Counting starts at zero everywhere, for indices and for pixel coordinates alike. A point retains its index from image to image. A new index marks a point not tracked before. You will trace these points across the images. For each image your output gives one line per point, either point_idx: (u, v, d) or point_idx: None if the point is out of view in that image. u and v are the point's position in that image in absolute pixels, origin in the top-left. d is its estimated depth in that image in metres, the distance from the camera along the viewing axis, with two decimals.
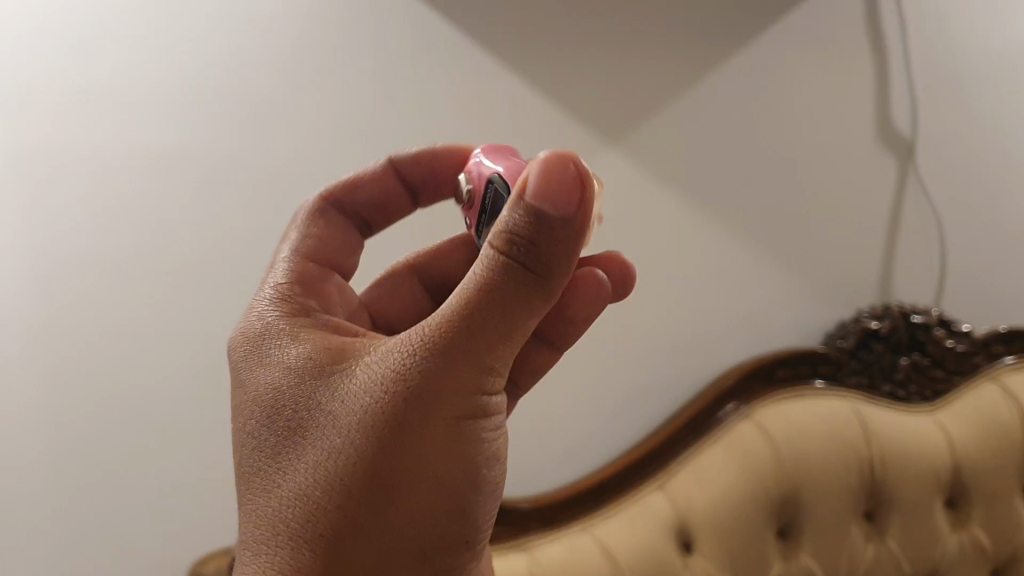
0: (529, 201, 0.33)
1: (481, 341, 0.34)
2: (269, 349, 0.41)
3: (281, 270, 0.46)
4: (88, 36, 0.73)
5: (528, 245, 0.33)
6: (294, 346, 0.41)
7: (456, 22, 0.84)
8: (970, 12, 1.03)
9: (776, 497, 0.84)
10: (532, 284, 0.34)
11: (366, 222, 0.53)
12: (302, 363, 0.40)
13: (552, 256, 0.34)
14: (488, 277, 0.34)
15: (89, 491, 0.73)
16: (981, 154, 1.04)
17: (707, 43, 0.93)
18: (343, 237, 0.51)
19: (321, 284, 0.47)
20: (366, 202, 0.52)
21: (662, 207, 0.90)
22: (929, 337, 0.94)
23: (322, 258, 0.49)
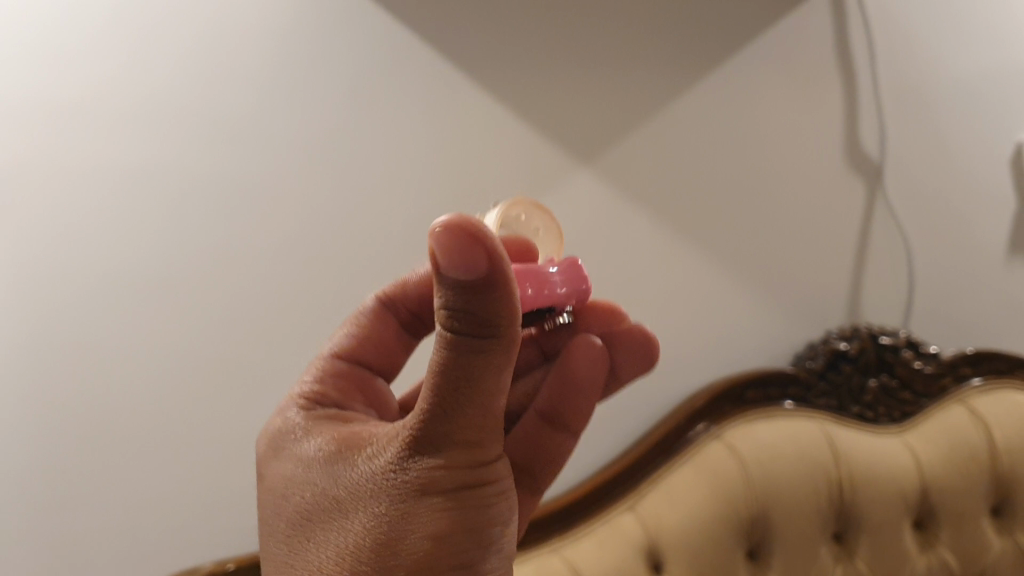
0: (444, 275, 0.30)
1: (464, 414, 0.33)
2: (288, 443, 0.41)
3: (314, 368, 0.46)
4: (61, 50, 0.73)
5: (466, 319, 0.31)
6: (305, 437, 0.41)
7: (427, 46, 0.85)
8: (939, 36, 1.05)
9: (744, 517, 0.84)
10: (486, 350, 0.31)
11: (421, 319, 0.50)
12: (314, 455, 0.39)
13: (496, 322, 0.31)
14: (443, 356, 0.32)
15: (51, 508, 0.72)
16: (952, 177, 1.04)
17: (677, 64, 0.94)
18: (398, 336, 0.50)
19: (353, 386, 0.46)
20: (418, 302, 0.49)
21: (632, 227, 0.91)
22: (897, 358, 0.95)
23: (361, 358, 0.48)
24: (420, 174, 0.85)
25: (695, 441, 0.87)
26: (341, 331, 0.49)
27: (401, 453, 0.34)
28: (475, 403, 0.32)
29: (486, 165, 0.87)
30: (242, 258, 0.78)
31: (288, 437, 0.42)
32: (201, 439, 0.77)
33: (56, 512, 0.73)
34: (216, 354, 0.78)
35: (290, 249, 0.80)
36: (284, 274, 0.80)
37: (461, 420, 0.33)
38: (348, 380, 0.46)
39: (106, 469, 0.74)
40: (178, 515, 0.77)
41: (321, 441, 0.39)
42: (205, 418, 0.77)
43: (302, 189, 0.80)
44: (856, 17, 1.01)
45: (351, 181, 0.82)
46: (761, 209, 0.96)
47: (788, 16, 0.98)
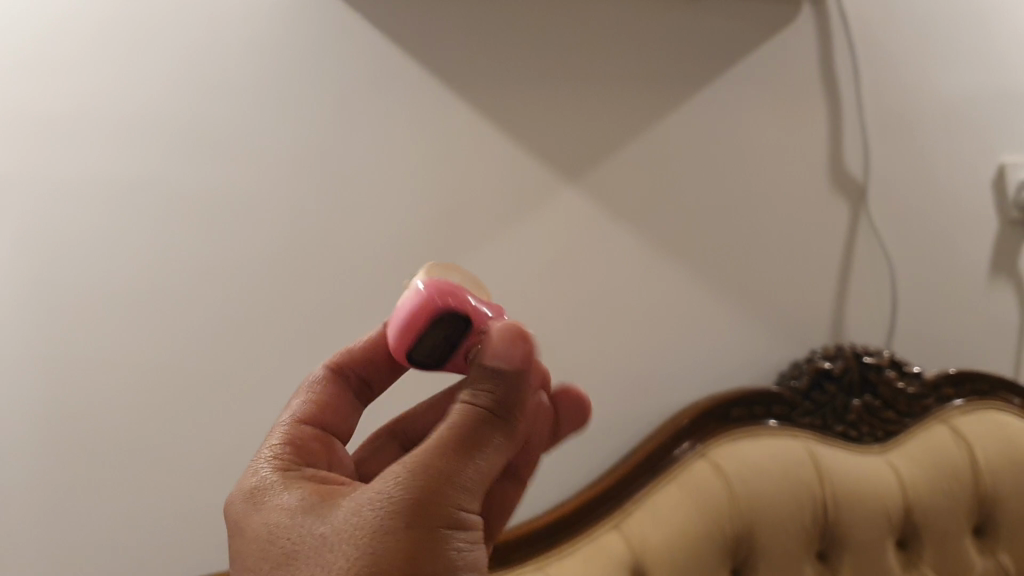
0: (486, 360, 0.37)
1: (461, 467, 0.35)
2: (264, 499, 0.39)
3: (278, 434, 0.45)
4: (51, 65, 0.76)
5: (489, 391, 0.36)
6: (283, 492, 0.39)
7: (415, 67, 0.87)
8: (922, 60, 1.07)
9: (729, 536, 0.83)
10: (496, 419, 0.37)
11: (367, 385, 0.52)
12: (293, 507, 0.37)
13: (511, 401, 0.37)
14: (461, 418, 0.36)
15: (33, 515, 0.73)
16: (934, 198, 1.05)
17: (663, 85, 0.95)
18: (353, 397, 0.51)
19: (316, 450, 0.45)
20: (362, 371, 0.52)
21: (618, 245, 0.91)
22: (881, 378, 0.95)
23: (322, 424, 0.48)
24: (404, 192, 0.85)
25: (679, 459, 0.87)
26: (296, 401, 0.49)
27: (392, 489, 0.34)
28: (474, 464, 0.35)
29: (472, 183, 0.87)
30: (227, 272, 0.79)
31: (264, 494, 0.40)
32: (182, 454, 0.77)
33: (34, 522, 0.73)
34: (199, 368, 0.78)
35: (274, 265, 0.80)
36: (267, 290, 0.80)
37: (457, 471, 0.34)
38: (313, 444, 0.46)
39: (85, 480, 0.74)
40: (155, 530, 0.76)
41: (298, 495, 0.38)
42: (185, 433, 0.77)
43: (287, 206, 0.81)
44: (840, 40, 1.03)
45: (335, 199, 0.83)
46: (745, 228, 0.97)
47: (771, 39, 1.00)
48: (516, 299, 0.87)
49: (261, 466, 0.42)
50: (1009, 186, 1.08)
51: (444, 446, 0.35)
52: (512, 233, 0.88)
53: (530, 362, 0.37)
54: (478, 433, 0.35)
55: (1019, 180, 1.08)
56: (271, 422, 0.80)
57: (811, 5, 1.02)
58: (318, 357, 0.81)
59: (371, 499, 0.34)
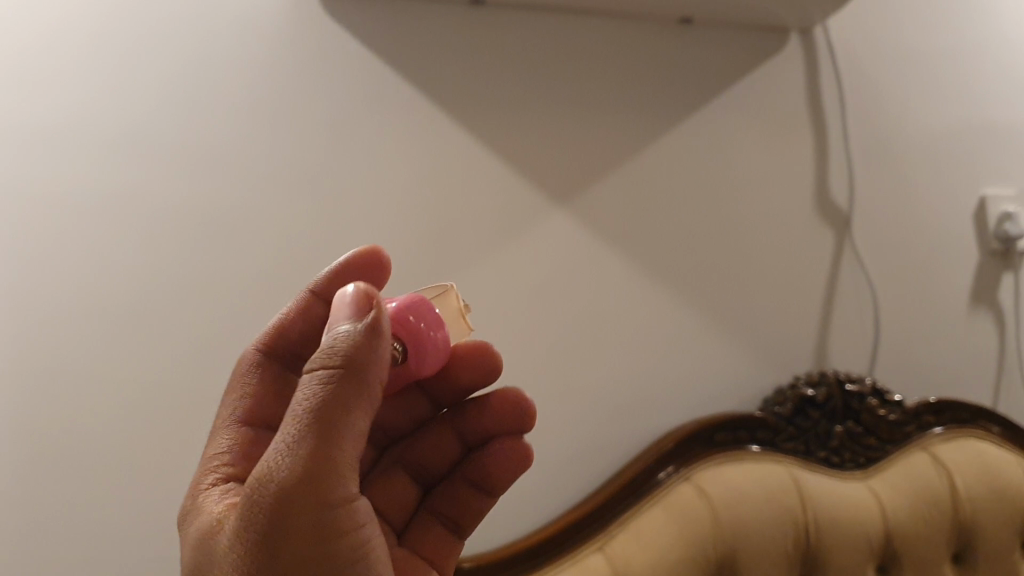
0: (342, 326, 0.37)
1: (326, 436, 0.35)
2: (190, 518, 0.41)
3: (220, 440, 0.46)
4: (46, 79, 0.78)
5: (344, 358, 0.36)
6: (203, 509, 0.41)
7: (409, 90, 0.88)
8: (907, 91, 1.09)
9: (713, 559, 0.84)
10: (355, 385, 0.36)
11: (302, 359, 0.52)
12: (209, 522, 0.39)
13: (369, 363, 0.37)
14: (315, 387, 0.36)
15: (13, 529, 0.73)
16: (917, 228, 1.07)
17: (654, 111, 0.97)
18: (313, 339, 0.52)
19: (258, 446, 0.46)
20: (298, 339, 0.52)
21: (607, 267, 0.92)
22: (863, 405, 0.97)
23: (265, 419, 0.49)
24: (395, 213, 0.86)
25: (664, 483, 0.88)
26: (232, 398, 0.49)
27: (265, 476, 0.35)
28: (337, 437, 0.36)
29: (462, 206, 0.88)
30: (219, 289, 0.80)
31: (189, 513, 0.41)
32: (167, 472, 0.77)
33: (17, 538, 0.73)
34: (186, 385, 0.78)
35: (263, 283, 0.81)
36: (257, 309, 0.81)
37: (326, 444, 0.35)
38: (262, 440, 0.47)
39: (68, 493, 0.74)
40: (135, 551, 0.75)
41: (214, 512, 0.40)
42: (171, 451, 0.77)
43: (278, 226, 0.82)
44: (827, 70, 1.05)
45: (327, 220, 0.84)
46: (731, 255, 0.98)
47: (760, 67, 1.02)
48: (504, 322, 0.87)
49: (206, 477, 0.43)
50: (989, 218, 1.10)
51: (301, 426, 0.35)
52: (500, 256, 0.88)
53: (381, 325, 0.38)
54: (334, 404, 0.36)
55: (1000, 212, 1.10)
56: None
57: (799, 36, 1.05)
58: None
59: (250, 499, 0.35)
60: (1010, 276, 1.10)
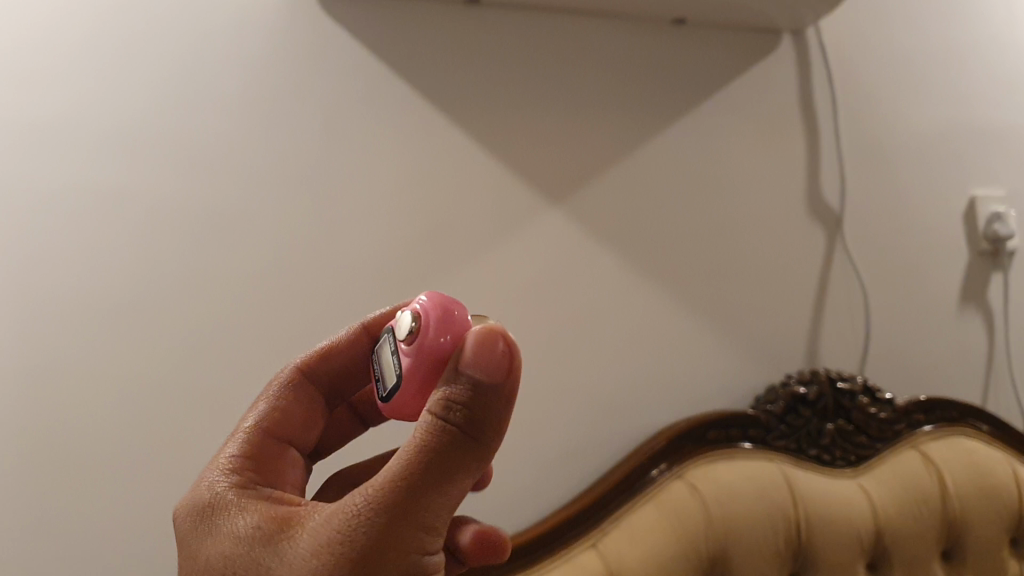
0: (467, 371, 0.35)
1: (424, 495, 0.33)
2: (221, 519, 0.39)
3: (237, 444, 0.44)
4: (42, 75, 0.78)
5: (464, 413, 0.34)
6: (240, 514, 0.38)
7: (403, 88, 0.88)
8: (898, 93, 1.10)
9: (704, 556, 0.84)
10: (468, 446, 0.34)
11: (335, 392, 0.51)
12: (249, 530, 0.37)
13: (487, 422, 0.34)
14: (426, 438, 0.34)
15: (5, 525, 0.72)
16: (907, 228, 1.08)
17: (647, 111, 0.97)
18: (351, 378, 0.51)
19: (274, 462, 0.45)
20: (335, 370, 0.50)
21: (600, 266, 0.93)
22: (854, 404, 0.98)
23: (285, 435, 0.47)
24: (388, 211, 0.86)
25: (657, 480, 0.88)
26: (260, 405, 0.48)
27: (354, 523, 0.33)
28: (438, 497, 0.34)
29: (455, 204, 0.89)
30: (212, 285, 0.80)
31: (220, 512, 0.39)
32: (161, 466, 0.77)
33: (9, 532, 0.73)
34: (180, 380, 0.78)
35: (257, 280, 0.81)
36: (251, 306, 0.81)
37: (423, 502, 0.33)
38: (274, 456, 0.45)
39: (61, 490, 0.74)
40: (129, 545, 0.76)
41: (252, 519, 0.37)
42: (164, 445, 0.78)
43: (273, 221, 0.83)
44: (819, 71, 1.06)
45: (321, 217, 0.84)
46: (723, 253, 0.99)
47: (752, 68, 1.03)
48: (498, 319, 0.88)
49: (219, 476, 0.42)
50: (979, 218, 1.11)
51: (405, 476, 0.33)
52: (494, 253, 0.89)
53: (509, 376, 0.35)
54: (447, 461, 0.34)
55: (990, 212, 1.11)
56: None
57: (790, 37, 1.06)
58: None
59: (332, 530, 0.34)
60: (998, 276, 1.11)
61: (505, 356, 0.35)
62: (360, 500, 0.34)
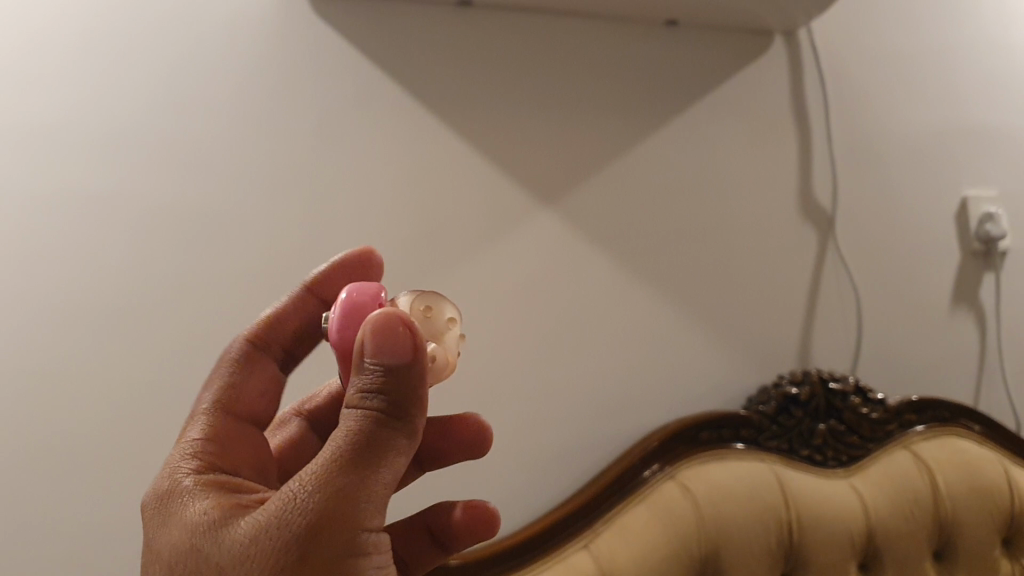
0: (371, 359, 0.36)
1: (354, 473, 0.35)
2: (178, 506, 0.39)
3: (198, 427, 0.45)
4: (33, 79, 0.78)
5: (380, 396, 0.36)
6: (196, 501, 0.39)
7: (394, 92, 0.88)
8: (890, 93, 1.10)
9: (696, 556, 0.85)
10: (388, 424, 0.36)
11: (289, 355, 0.53)
12: (202, 518, 0.37)
13: (404, 400, 0.36)
14: (349, 426, 0.36)
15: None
16: (900, 229, 1.08)
17: (639, 112, 0.97)
18: (303, 339, 0.53)
19: (235, 442, 0.45)
20: (287, 337, 0.52)
21: (591, 268, 0.93)
22: (846, 404, 0.98)
23: (243, 412, 0.48)
24: (378, 214, 0.86)
25: (649, 481, 0.89)
26: (214, 381, 0.49)
27: (289, 511, 0.34)
28: (368, 474, 0.35)
29: (446, 207, 0.89)
30: (203, 289, 0.80)
31: (175, 502, 0.39)
32: (154, 470, 0.78)
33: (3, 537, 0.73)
34: (171, 384, 0.79)
35: (249, 282, 0.82)
36: (241, 309, 0.81)
37: (354, 480, 0.35)
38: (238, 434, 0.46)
39: (52, 494, 0.75)
40: (121, 548, 0.76)
41: (206, 507, 0.38)
42: (156, 448, 0.78)
43: (264, 225, 0.83)
44: (811, 72, 1.06)
45: (312, 220, 0.84)
46: (715, 255, 0.99)
47: (744, 69, 1.03)
48: (489, 321, 0.88)
49: (179, 461, 0.42)
50: (971, 219, 1.11)
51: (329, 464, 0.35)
52: (485, 256, 0.89)
53: (417, 352, 0.36)
54: (371, 441, 0.35)
55: (982, 213, 1.11)
56: None
57: (782, 38, 1.05)
58: None
59: (268, 520, 0.35)
60: (991, 276, 1.11)
61: (404, 330, 0.36)
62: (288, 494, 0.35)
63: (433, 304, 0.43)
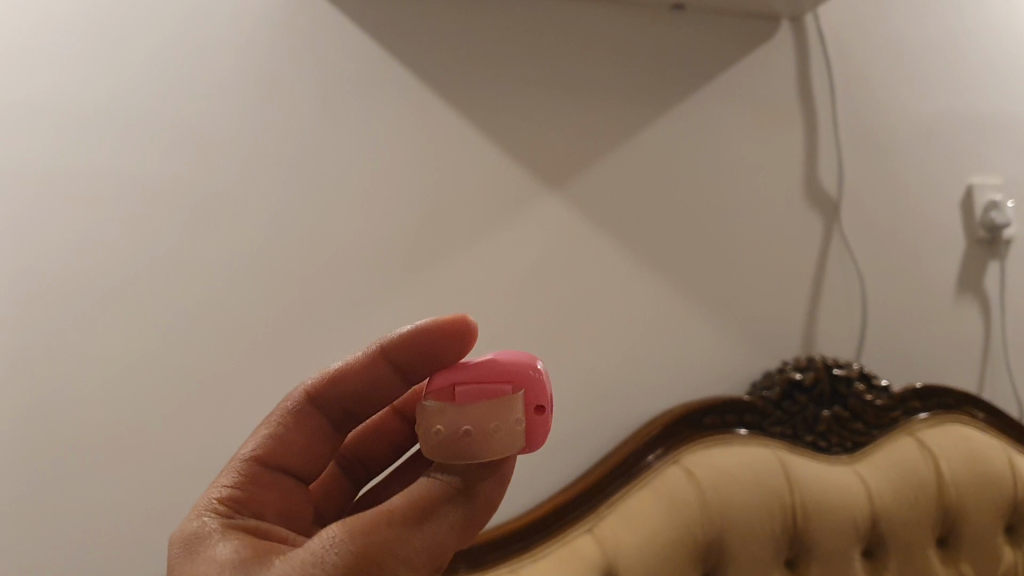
0: None
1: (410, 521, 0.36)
2: (201, 543, 0.38)
3: (231, 474, 0.44)
4: (39, 56, 0.78)
5: (458, 473, 0.38)
6: (221, 539, 0.39)
7: (403, 70, 0.89)
8: (894, 80, 1.10)
9: (700, 540, 0.85)
10: (457, 497, 0.38)
11: (349, 415, 0.48)
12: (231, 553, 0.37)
13: (476, 485, 0.38)
14: (424, 488, 0.38)
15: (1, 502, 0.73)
16: (904, 216, 1.08)
17: (645, 96, 0.98)
18: (365, 401, 0.48)
19: (265, 494, 0.44)
20: (348, 396, 0.47)
21: (597, 249, 0.93)
22: (850, 390, 0.98)
23: (282, 463, 0.46)
24: (386, 194, 0.87)
25: (652, 466, 0.89)
26: (262, 430, 0.47)
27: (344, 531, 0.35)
28: (422, 528, 0.36)
29: (453, 187, 0.89)
30: (210, 266, 0.81)
31: (198, 541, 0.39)
32: (161, 446, 0.78)
33: (7, 511, 0.73)
34: (175, 362, 0.79)
35: (255, 262, 0.82)
36: (247, 287, 0.81)
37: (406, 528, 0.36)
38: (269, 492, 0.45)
39: (54, 469, 0.75)
40: (123, 525, 0.76)
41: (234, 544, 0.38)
42: (158, 425, 0.78)
43: (272, 205, 0.83)
44: (818, 59, 1.06)
45: (320, 200, 0.85)
46: (721, 242, 0.99)
47: (751, 54, 1.03)
48: (494, 302, 0.88)
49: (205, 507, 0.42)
50: (976, 207, 1.11)
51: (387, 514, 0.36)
52: (491, 238, 0.89)
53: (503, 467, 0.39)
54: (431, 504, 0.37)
55: (986, 201, 1.11)
56: (246, 417, 0.80)
57: (789, 24, 1.06)
58: (296, 355, 0.82)
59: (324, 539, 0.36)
60: (995, 264, 1.11)
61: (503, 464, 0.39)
62: (329, 537, 0.36)
63: (498, 427, 0.37)
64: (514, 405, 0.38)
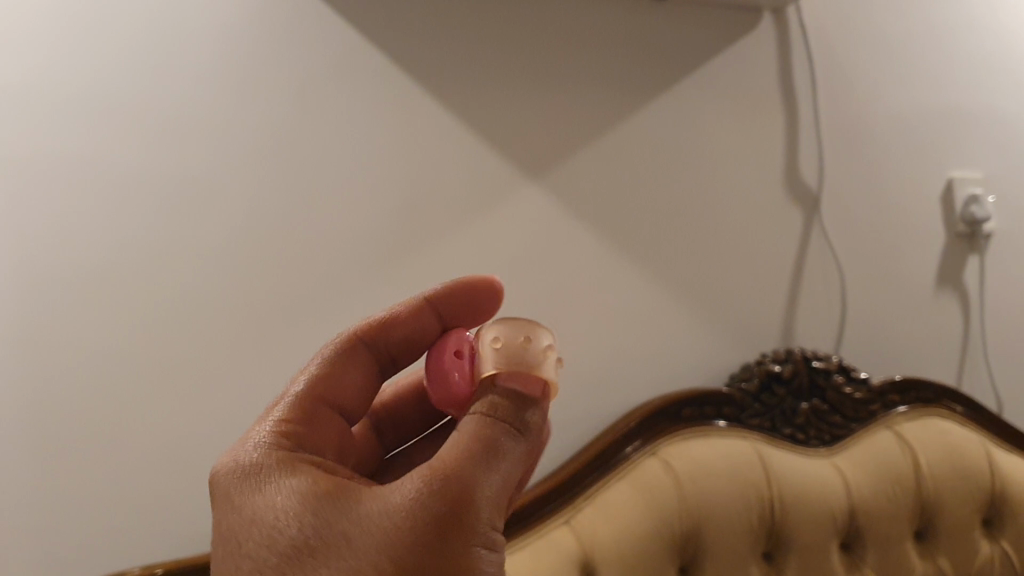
0: (501, 382, 0.38)
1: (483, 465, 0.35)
2: (259, 485, 0.38)
3: (284, 408, 0.42)
4: (13, 40, 0.77)
5: (509, 412, 0.37)
6: (280, 482, 0.37)
7: (380, 58, 0.88)
8: (876, 74, 1.10)
9: (677, 533, 0.84)
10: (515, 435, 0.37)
11: (393, 362, 0.47)
12: (293, 503, 0.36)
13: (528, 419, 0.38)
14: (480, 430, 0.36)
15: None
16: (885, 210, 1.08)
17: (626, 87, 0.98)
18: (414, 349, 0.47)
19: (319, 429, 0.43)
20: (396, 342, 0.47)
21: (576, 240, 0.93)
22: (829, 382, 0.98)
23: (332, 400, 0.44)
24: (362, 182, 0.86)
25: (630, 458, 0.88)
26: (308, 366, 0.45)
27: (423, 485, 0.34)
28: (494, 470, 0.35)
29: (432, 176, 0.89)
30: (186, 253, 0.80)
31: (258, 483, 0.38)
32: (133, 436, 0.77)
33: None
34: (149, 349, 0.78)
35: (231, 250, 0.82)
36: (223, 275, 0.81)
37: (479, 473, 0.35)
38: (325, 425, 0.43)
39: (24, 457, 0.74)
40: (95, 515, 0.75)
41: (295, 490, 0.37)
42: (131, 414, 0.77)
43: (247, 193, 0.83)
44: (799, 51, 1.06)
45: (297, 187, 0.84)
46: (702, 236, 0.99)
47: (733, 46, 1.03)
48: None
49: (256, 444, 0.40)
50: (956, 201, 1.11)
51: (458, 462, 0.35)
52: (469, 230, 0.89)
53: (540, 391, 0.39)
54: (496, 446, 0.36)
55: (967, 195, 1.11)
56: (221, 406, 0.80)
57: (771, 16, 1.06)
58: (272, 343, 0.82)
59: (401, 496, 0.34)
60: (975, 258, 1.12)
61: (533, 383, 0.38)
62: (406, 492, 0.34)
63: (531, 334, 0.40)
64: (543, 332, 0.40)
